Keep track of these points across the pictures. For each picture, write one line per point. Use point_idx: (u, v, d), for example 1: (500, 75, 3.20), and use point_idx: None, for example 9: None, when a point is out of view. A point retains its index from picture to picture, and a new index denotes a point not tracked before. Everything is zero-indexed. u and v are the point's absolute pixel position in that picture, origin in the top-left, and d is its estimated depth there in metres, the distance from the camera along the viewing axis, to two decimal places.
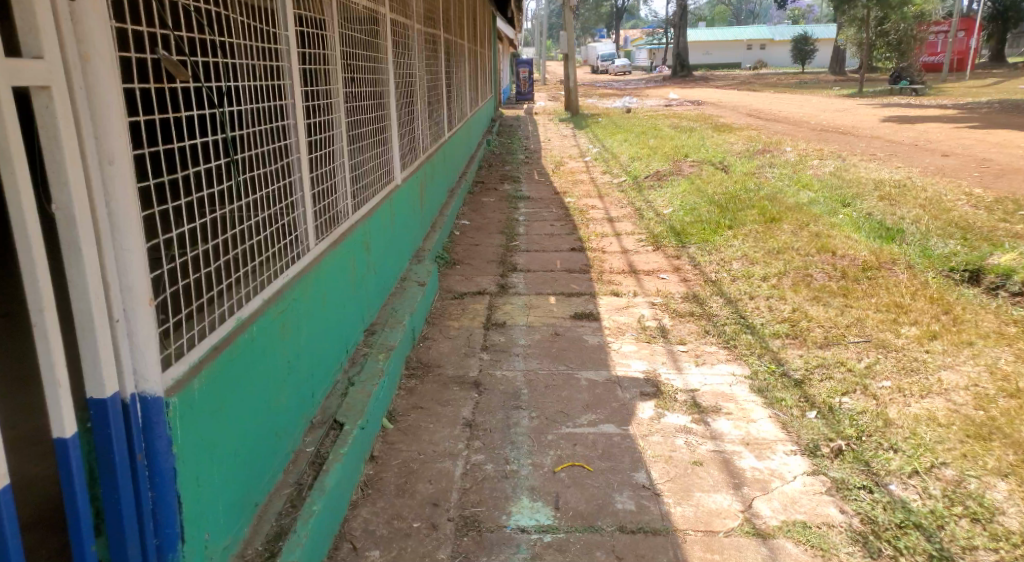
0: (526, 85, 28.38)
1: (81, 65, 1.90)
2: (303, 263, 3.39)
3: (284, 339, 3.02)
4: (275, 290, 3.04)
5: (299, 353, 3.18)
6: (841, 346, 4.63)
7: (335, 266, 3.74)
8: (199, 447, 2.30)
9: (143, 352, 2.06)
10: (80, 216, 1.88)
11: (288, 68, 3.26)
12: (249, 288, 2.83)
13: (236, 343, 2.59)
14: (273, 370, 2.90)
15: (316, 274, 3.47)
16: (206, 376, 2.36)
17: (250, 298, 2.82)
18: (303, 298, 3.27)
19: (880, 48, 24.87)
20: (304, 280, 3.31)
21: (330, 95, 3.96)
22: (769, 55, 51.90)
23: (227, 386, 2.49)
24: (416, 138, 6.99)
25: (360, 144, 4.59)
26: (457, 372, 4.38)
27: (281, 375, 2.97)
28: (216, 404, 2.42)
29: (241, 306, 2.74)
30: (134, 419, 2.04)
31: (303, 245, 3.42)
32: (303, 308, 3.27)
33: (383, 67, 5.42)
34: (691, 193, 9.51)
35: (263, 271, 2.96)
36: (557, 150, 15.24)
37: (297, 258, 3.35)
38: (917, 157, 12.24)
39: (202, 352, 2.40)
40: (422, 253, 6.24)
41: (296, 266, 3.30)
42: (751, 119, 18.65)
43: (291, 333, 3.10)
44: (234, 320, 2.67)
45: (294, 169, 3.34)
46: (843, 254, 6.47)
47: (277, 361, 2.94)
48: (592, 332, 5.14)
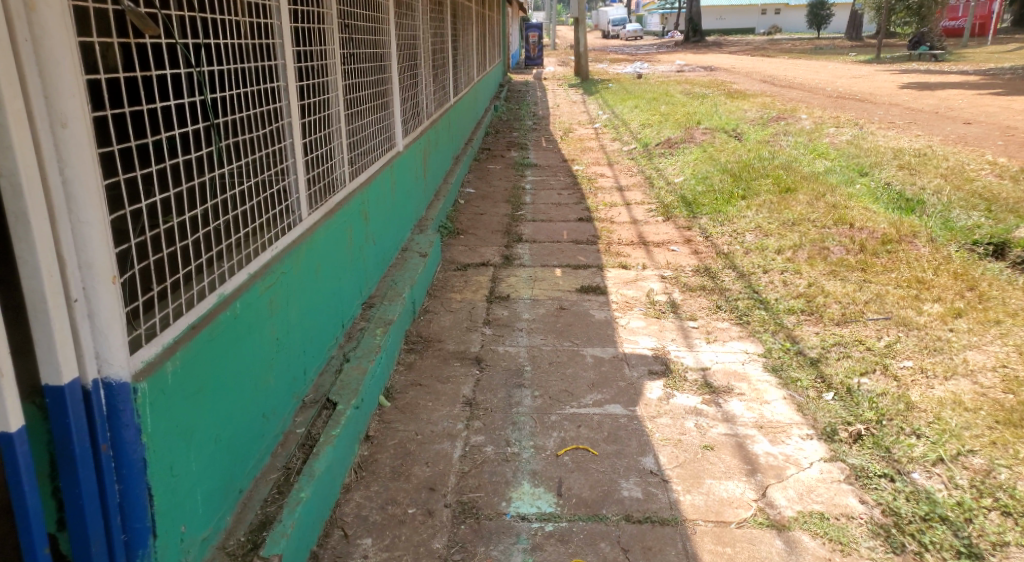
0: (536, 50, 28.06)
1: (25, 14, 1.71)
2: (296, 234, 3.18)
3: (274, 315, 2.82)
4: (265, 263, 2.83)
5: (292, 329, 2.98)
6: (860, 323, 4.45)
7: (330, 237, 3.53)
8: (172, 435, 2.14)
9: (106, 333, 1.92)
10: (28, 187, 1.72)
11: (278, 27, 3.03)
12: (234, 261, 2.63)
13: (218, 321, 2.40)
14: (262, 348, 2.70)
15: (311, 245, 3.26)
16: (182, 356, 2.18)
17: (236, 272, 2.62)
18: (296, 271, 3.06)
19: (900, 12, 24.27)
20: (297, 251, 3.10)
21: (327, 57, 3.73)
22: (784, 21, 51.01)
23: (206, 368, 2.31)
24: (420, 104, 6.76)
25: (359, 111, 4.36)
26: (457, 346, 4.19)
27: (270, 354, 2.78)
28: (194, 387, 2.25)
29: (225, 279, 2.54)
30: (97, 407, 1.90)
31: (294, 215, 3.22)
32: (297, 281, 3.06)
33: (385, 32, 5.20)
34: (703, 161, 9.26)
35: (250, 243, 2.76)
36: (566, 116, 14.96)
37: (289, 229, 3.14)
38: (937, 125, 11.92)
39: (178, 332, 2.22)
40: (425, 223, 6.04)
41: (288, 237, 3.10)
42: (766, 86, 18.26)
43: (283, 308, 2.90)
44: (217, 295, 2.47)
45: (286, 134, 3.12)
46: (861, 226, 6.25)
47: (266, 339, 2.75)
48: (600, 306, 4.95)
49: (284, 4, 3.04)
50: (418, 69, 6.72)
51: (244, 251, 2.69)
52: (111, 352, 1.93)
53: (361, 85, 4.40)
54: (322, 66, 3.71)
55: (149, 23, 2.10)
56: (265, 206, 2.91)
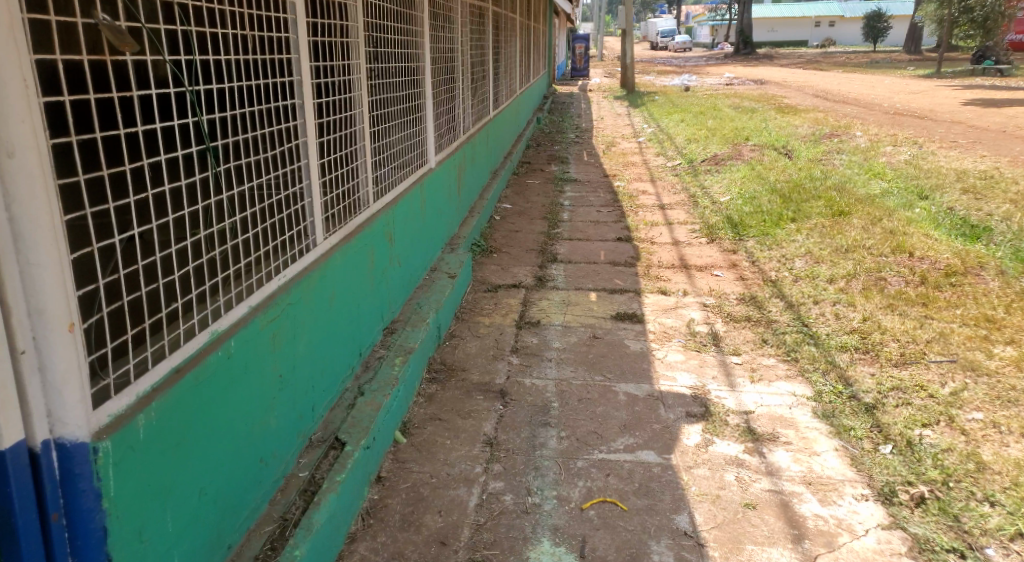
0: (582, 61, 27.85)
1: None
2: (309, 259, 2.94)
3: (277, 350, 2.57)
4: (270, 293, 2.59)
5: (297, 365, 2.74)
6: (921, 366, 4.19)
7: (348, 261, 3.28)
8: (144, 494, 1.91)
9: (59, 388, 1.70)
10: None
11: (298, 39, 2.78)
12: (233, 292, 2.39)
13: (206, 362, 2.15)
14: (260, 388, 2.46)
15: (325, 271, 3.01)
16: (157, 407, 1.95)
17: (233, 305, 2.37)
18: (306, 301, 2.82)
19: (964, 25, 23.43)
20: (309, 278, 2.85)
21: (353, 72, 3.49)
22: (837, 33, 50.10)
23: (189, 416, 2.07)
24: (456, 118, 6.53)
25: (386, 127, 4.14)
26: (482, 376, 3.93)
27: (271, 393, 2.53)
28: (173, 439, 2.01)
29: (220, 313, 2.30)
30: (47, 473, 1.70)
31: (309, 239, 2.97)
32: (306, 312, 2.81)
33: (419, 44, 5.00)
34: (751, 179, 8.93)
35: (253, 272, 2.51)
36: (610, 130, 14.69)
37: (302, 253, 2.90)
38: (1004, 144, 11.37)
39: (156, 379, 1.99)
40: (457, 241, 5.83)
41: (300, 263, 2.85)
42: (820, 101, 17.75)
43: (288, 342, 2.65)
44: (210, 333, 2.23)
45: (302, 154, 2.87)
46: (922, 256, 5.88)
47: (267, 377, 2.50)
48: (636, 336, 4.66)
49: (305, 15, 2.79)
50: (456, 82, 6.52)
51: (244, 283, 2.45)
52: (68, 412, 1.71)
53: (389, 101, 4.18)
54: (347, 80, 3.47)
55: (127, 39, 1.81)
56: (274, 232, 2.66)
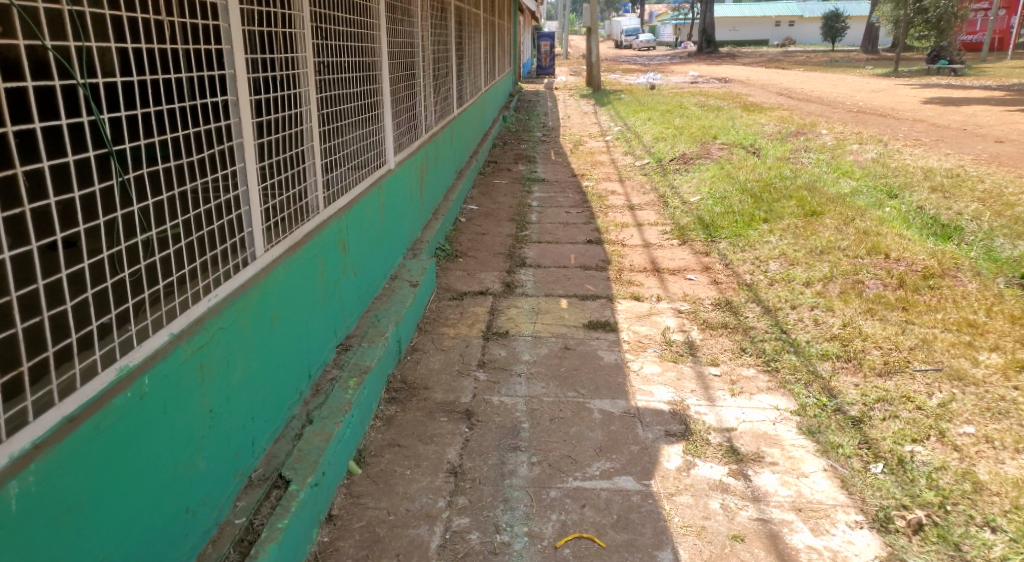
0: (547, 60, 27.74)
1: None
2: (247, 275, 2.64)
3: (206, 381, 2.28)
4: (198, 317, 2.29)
5: (233, 396, 2.44)
6: (906, 375, 3.96)
7: (293, 275, 2.99)
8: None
9: None
10: None
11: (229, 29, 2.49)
12: (148, 321, 2.09)
13: (109, 408, 1.86)
14: (184, 428, 2.16)
15: (266, 288, 2.72)
16: (38, 468, 1.65)
17: (147, 335, 2.08)
18: (243, 323, 2.52)
19: (919, 26, 23.87)
20: (247, 296, 2.56)
21: (300, 65, 3.21)
22: (797, 33, 50.68)
23: (85, 475, 1.77)
24: (417, 117, 6.24)
25: (338, 127, 3.85)
26: (446, 395, 3.69)
27: (198, 432, 2.24)
28: (64, 503, 1.72)
29: (131, 344, 2.01)
30: None
31: (248, 253, 2.67)
32: (243, 335, 2.52)
33: (375, 38, 4.71)
34: (720, 179, 8.76)
35: (175, 296, 2.21)
36: (577, 128, 14.46)
37: (239, 269, 2.60)
38: (967, 143, 11.35)
39: (39, 433, 1.70)
40: (420, 246, 5.55)
41: (236, 281, 2.55)
42: (784, 99, 17.72)
43: (220, 371, 2.36)
44: (116, 370, 1.94)
45: (237, 157, 2.58)
46: (898, 257, 5.70)
47: (193, 414, 2.21)
48: (609, 346, 4.42)
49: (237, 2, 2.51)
50: (416, 78, 6.23)
51: (164, 308, 2.15)
52: None
53: (341, 98, 3.90)
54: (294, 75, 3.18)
55: None
56: (205, 246, 2.38)
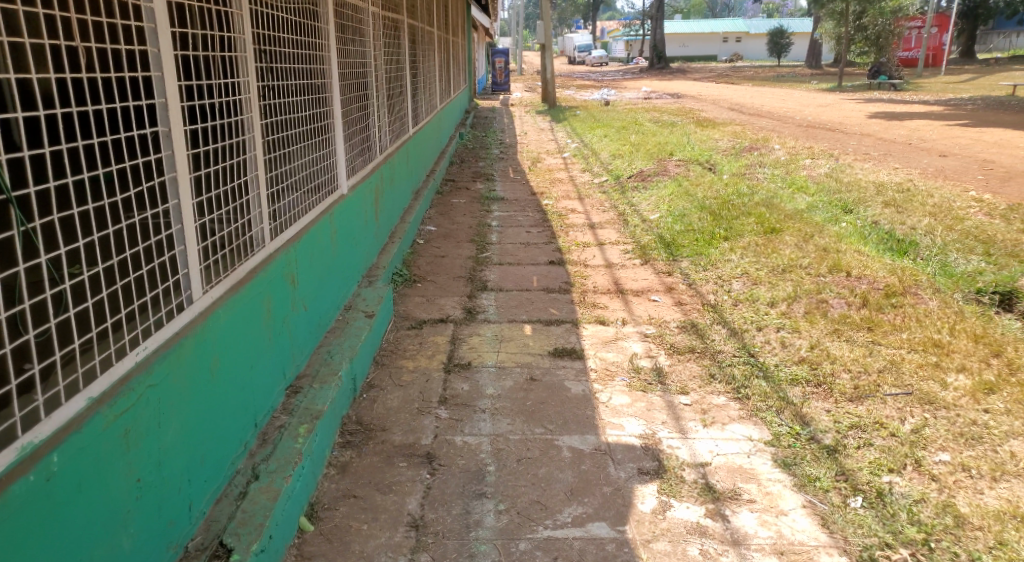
0: (501, 75, 27.73)
1: None
2: (182, 322, 2.45)
3: (131, 447, 2.08)
4: (120, 376, 2.09)
5: (163, 459, 2.24)
6: (878, 400, 3.86)
7: (232, 318, 2.79)
8: None
9: None
10: None
11: (157, 55, 2.29)
12: (57, 388, 1.88)
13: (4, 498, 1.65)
14: (103, 505, 1.96)
15: (202, 336, 2.52)
16: None
17: (56, 404, 1.87)
18: (176, 377, 2.32)
19: (860, 43, 24.84)
20: (180, 347, 2.37)
21: (243, 90, 3.01)
22: (745, 48, 51.69)
23: None
24: (370, 138, 6.05)
25: (285, 153, 3.66)
26: (405, 436, 3.55)
27: (121, 505, 2.03)
28: None
29: (37, 417, 1.81)
30: None
31: (182, 298, 2.47)
32: (176, 390, 2.33)
33: (325, 58, 4.52)
34: (678, 196, 8.72)
35: (91, 356, 2.01)
36: (534, 145, 14.37)
37: (172, 316, 2.40)
38: (913, 157, 11.53)
39: None
40: (375, 272, 5.35)
41: (168, 331, 2.35)
42: (735, 114, 17.90)
43: (148, 433, 2.16)
44: (17, 450, 1.73)
45: (170, 193, 2.39)
46: (859, 275, 5.63)
47: (113, 486, 2.00)
48: (576, 376, 4.26)
49: (168, 24, 2.33)
50: (369, 98, 6.03)
51: (78, 370, 1.95)
52: None
53: (289, 122, 3.70)
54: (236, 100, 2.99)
55: None
56: (130, 294, 2.19)
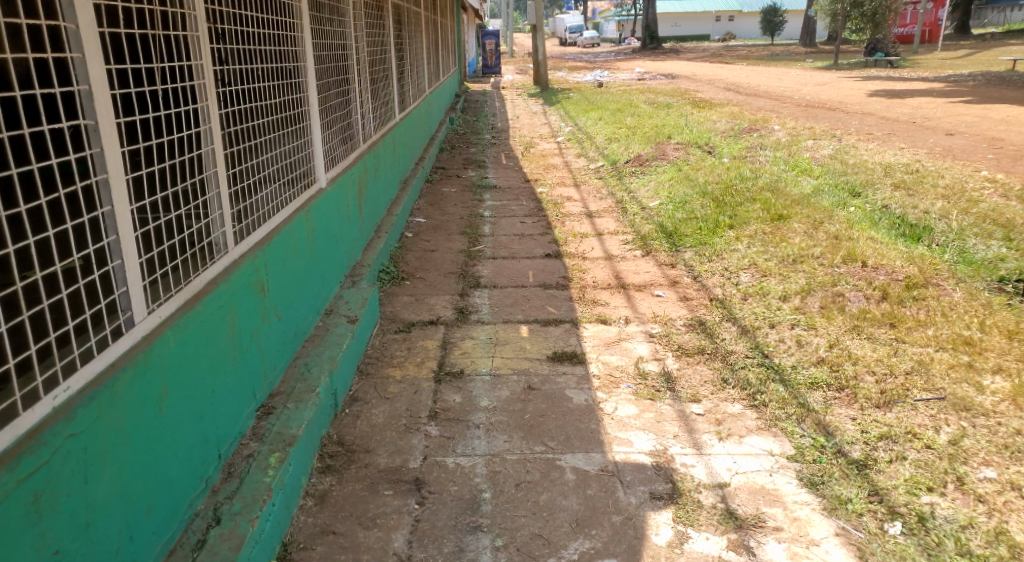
0: (493, 58, 27.22)
1: None
2: (117, 352, 2.15)
3: (45, 512, 1.82)
4: (24, 429, 1.82)
5: (93, 517, 1.96)
6: (908, 406, 3.55)
7: (187, 341, 2.48)
8: None
9: None
10: None
11: (76, 38, 2.05)
12: None
13: None
14: None
15: (145, 366, 2.22)
16: None
17: None
18: (107, 421, 2.03)
19: (855, 18, 24.36)
20: (113, 385, 2.07)
21: (198, 76, 2.73)
22: (738, 27, 51.18)
23: None
24: (354, 127, 5.70)
25: (252, 146, 3.35)
26: (391, 459, 3.26)
27: None
28: None
29: None
30: None
31: (115, 322, 2.18)
32: (109, 435, 2.04)
33: (300, 42, 4.17)
34: (679, 181, 8.38)
35: None
36: (526, 129, 13.98)
37: (102, 347, 2.11)
38: (919, 136, 11.18)
39: None
40: (360, 270, 5.03)
41: (96, 366, 2.06)
42: (733, 94, 17.49)
43: (70, 493, 1.89)
44: None
45: (104, 197, 2.14)
46: (876, 264, 5.30)
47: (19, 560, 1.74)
48: (577, 384, 3.92)
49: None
50: (352, 84, 5.67)
51: None
52: None
53: (256, 113, 3.38)
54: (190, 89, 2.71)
55: None
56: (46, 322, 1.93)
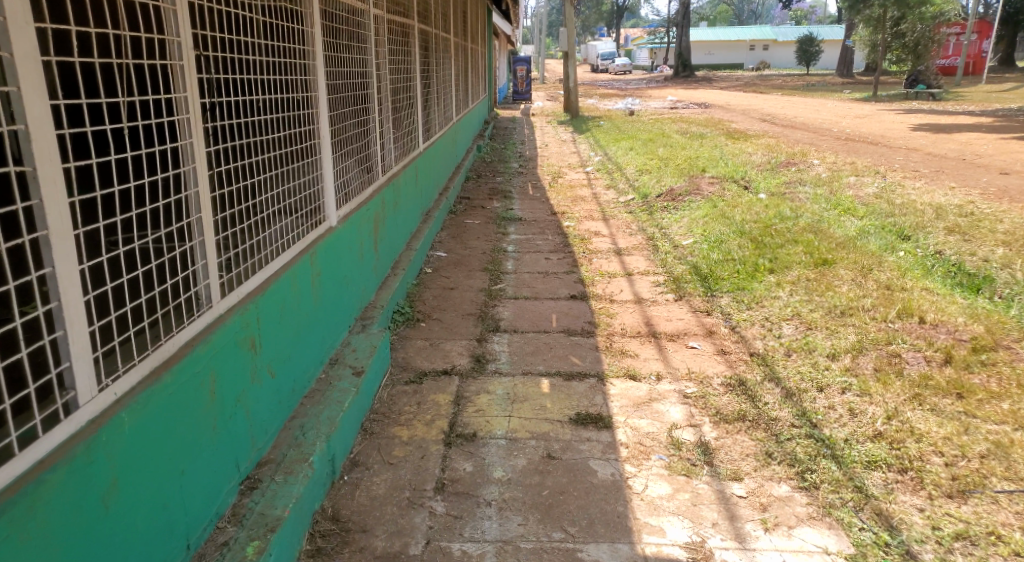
0: (525, 85, 27.04)
1: None
2: (48, 446, 1.79)
3: None
4: None
5: None
6: (988, 499, 3.11)
7: (150, 423, 2.10)
8: None
9: None
10: None
11: (12, 66, 1.69)
12: None
13: None
14: None
15: (86, 461, 1.84)
16: None
17: None
18: (25, 536, 1.67)
19: (896, 50, 23.86)
20: (37, 491, 1.70)
21: (185, 109, 2.39)
22: (773, 56, 50.80)
23: None
24: (371, 157, 5.35)
25: (248, 185, 3.01)
26: (390, 542, 2.87)
27: None
28: None
29: None
30: None
31: (51, 407, 1.82)
32: (28, 552, 1.68)
33: (311, 67, 3.84)
34: (715, 218, 7.95)
35: None
36: (555, 158, 13.62)
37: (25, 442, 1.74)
38: (969, 175, 10.66)
39: None
40: (371, 313, 4.66)
41: (17, 467, 1.70)
42: (769, 126, 17.04)
43: None
44: None
45: (43, 257, 1.80)
46: (935, 321, 4.83)
47: None
48: (603, 454, 3.51)
49: (31, 22, 1.74)
50: (371, 112, 5.33)
51: None
52: None
53: (253, 149, 3.04)
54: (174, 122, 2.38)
55: None
56: None
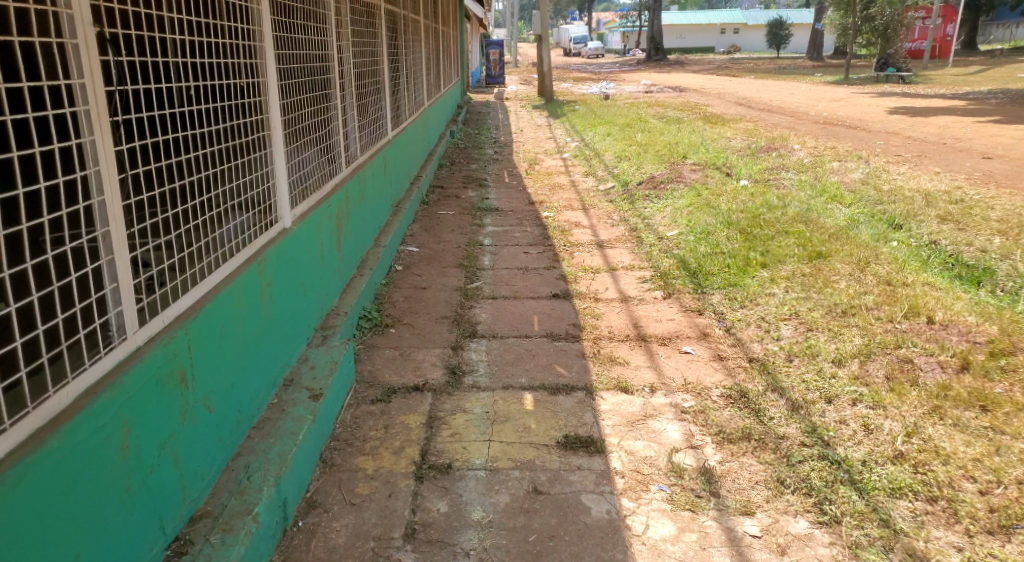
0: (497, 68, 26.44)
1: None
2: None
3: None
4: None
5: None
6: None
7: (23, 505, 1.67)
8: None
9: None
10: None
11: None
12: None
13: None
14: None
15: None
16: None
17: None
18: None
19: (866, 33, 23.67)
20: None
21: (82, 99, 1.94)
22: (743, 40, 50.59)
23: None
24: (333, 147, 4.86)
25: (176, 188, 2.55)
26: None
27: None
28: None
29: None
30: None
31: None
32: None
33: (257, 49, 3.36)
34: (699, 208, 7.56)
35: None
36: (530, 144, 13.15)
37: None
38: (953, 159, 10.38)
39: None
40: (333, 323, 4.19)
41: None
42: (745, 110, 16.71)
43: None
44: None
45: None
46: (945, 321, 4.47)
47: None
48: (596, 486, 3.11)
49: None
50: (332, 98, 4.84)
51: None
52: None
53: (180, 144, 2.58)
54: (71, 114, 1.94)
55: None
56: None
